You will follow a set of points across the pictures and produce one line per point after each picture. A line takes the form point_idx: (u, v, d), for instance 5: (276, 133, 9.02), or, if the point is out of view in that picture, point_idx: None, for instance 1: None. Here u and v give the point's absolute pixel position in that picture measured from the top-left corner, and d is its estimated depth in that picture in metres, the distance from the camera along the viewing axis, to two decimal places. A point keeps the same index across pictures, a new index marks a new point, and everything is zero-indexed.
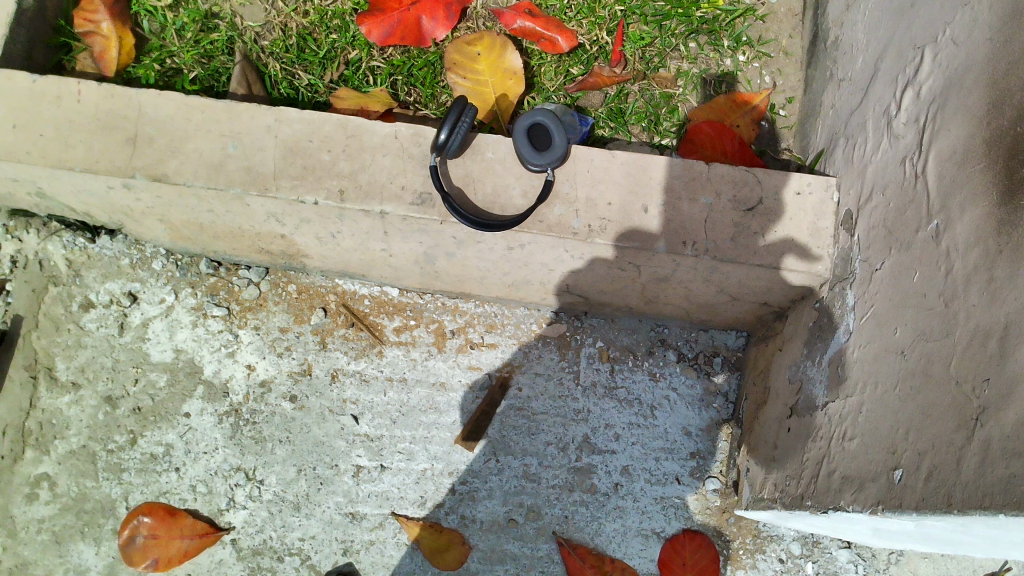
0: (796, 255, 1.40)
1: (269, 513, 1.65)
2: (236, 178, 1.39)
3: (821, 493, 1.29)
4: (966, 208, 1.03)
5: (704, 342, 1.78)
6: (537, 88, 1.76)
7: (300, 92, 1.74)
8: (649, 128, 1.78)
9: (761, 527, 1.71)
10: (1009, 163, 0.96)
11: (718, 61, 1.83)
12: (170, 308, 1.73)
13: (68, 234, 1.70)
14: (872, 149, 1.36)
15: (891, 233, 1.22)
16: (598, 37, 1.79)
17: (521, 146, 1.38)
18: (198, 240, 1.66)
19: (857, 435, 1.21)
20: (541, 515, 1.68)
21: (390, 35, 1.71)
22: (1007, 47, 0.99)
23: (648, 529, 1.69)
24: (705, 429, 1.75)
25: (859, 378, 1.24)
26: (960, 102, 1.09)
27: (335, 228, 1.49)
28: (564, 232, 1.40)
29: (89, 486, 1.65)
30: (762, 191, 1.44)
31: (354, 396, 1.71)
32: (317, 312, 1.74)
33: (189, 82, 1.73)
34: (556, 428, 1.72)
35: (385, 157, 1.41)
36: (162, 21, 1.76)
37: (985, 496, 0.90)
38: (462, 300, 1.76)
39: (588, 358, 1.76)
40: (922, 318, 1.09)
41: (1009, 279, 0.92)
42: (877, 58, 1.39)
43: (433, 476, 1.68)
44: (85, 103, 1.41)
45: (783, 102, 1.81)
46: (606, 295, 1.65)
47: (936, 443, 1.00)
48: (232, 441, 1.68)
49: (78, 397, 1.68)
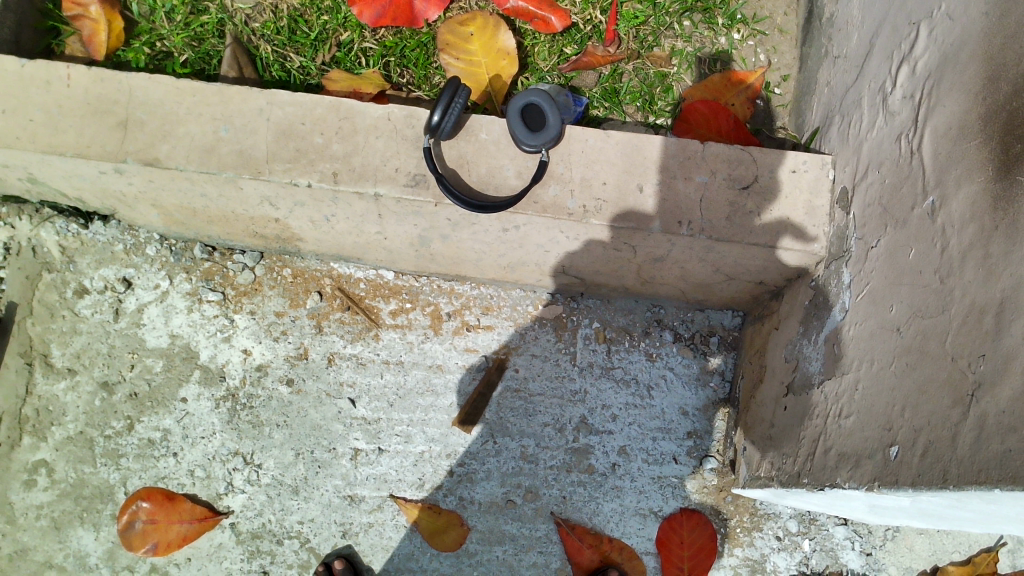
0: (792, 232, 1.40)
1: (268, 496, 1.66)
2: (228, 162, 1.38)
3: (817, 470, 1.30)
4: (962, 184, 1.03)
5: (700, 322, 1.78)
6: (531, 69, 1.76)
7: (292, 75, 1.73)
8: (643, 107, 1.77)
9: (758, 505, 1.72)
10: (1006, 138, 0.95)
11: (713, 39, 1.81)
12: (165, 294, 1.72)
13: (61, 220, 1.69)
14: (867, 125, 1.35)
15: (887, 211, 1.22)
16: (591, 16, 1.77)
17: (515, 127, 1.38)
18: (191, 225, 1.65)
19: (854, 413, 1.21)
20: (539, 496, 1.69)
21: (382, 17, 1.69)
22: (1002, 21, 0.99)
23: (645, 508, 1.70)
24: (702, 409, 1.75)
25: (855, 355, 1.24)
26: (956, 78, 1.08)
27: (329, 211, 1.48)
28: (559, 213, 1.39)
29: (87, 473, 1.65)
30: (757, 170, 1.43)
31: (350, 379, 1.71)
32: (313, 296, 1.73)
33: (180, 66, 1.72)
34: (553, 409, 1.72)
35: (378, 139, 1.40)
36: (151, 4, 1.73)
37: (981, 472, 0.90)
38: (458, 283, 1.76)
39: (585, 339, 1.76)
40: (918, 294, 1.09)
41: (1005, 254, 0.92)
42: (872, 34, 1.38)
43: (431, 458, 1.69)
44: (74, 87, 1.40)
45: (777, 80, 1.80)
46: (602, 276, 1.65)
47: (932, 419, 1.00)
48: (230, 425, 1.68)
49: (74, 383, 1.68)
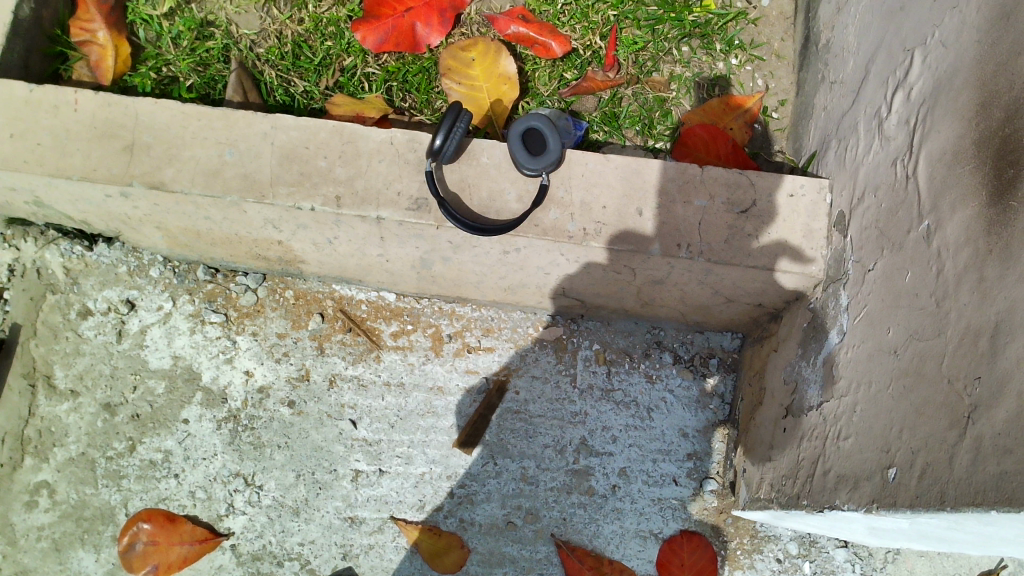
0: (790, 253, 1.41)
1: (269, 518, 1.66)
2: (233, 185, 1.40)
3: (816, 492, 1.31)
4: (957, 209, 1.04)
5: (699, 344, 1.79)
6: (532, 93, 1.77)
7: (295, 99, 1.75)
8: (642, 131, 1.78)
9: (758, 527, 1.72)
10: (999, 164, 0.97)
11: (712, 64, 1.84)
12: (168, 315, 1.73)
13: (65, 242, 1.70)
14: (864, 150, 1.37)
15: (883, 234, 1.23)
16: (591, 41, 1.80)
17: (516, 150, 1.40)
18: (196, 247, 1.66)
19: (852, 435, 1.22)
20: (539, 518, 1.69)
21: (385, 42, 1.71)
22: (994, 50, 1.01)
23: (646, 530, 1.70)
24: (701, 431, 1.75)
25: (853, 378, 1.25)
26: (949, 104, 1.10)
27: (332, 234, 1.50)
28: (559, 236, 1.41)
29: (89, 494, 1.65)
30: (755, 193, 1.45)
31: (352, 401, 1.72)
32: (315, 318, 1.74)
33: (186, 90, 1.74)
34: (554, 430, 1.73)
35: (381, 163, 1.42)
36: (157, 30, 1.76)
37: (977, 493, 0.91)
38: (459, 305, 1.77)
39: (585, 360, 1.77)
40: (914, 317, 1.10)
41: (999, 278, 0.93)
42: (867, 61, 1.41)
43: (432, 480, 1.69)
44: (81, 111, 1.42)
45: (775, 104, 1.82)
46: (602, 298, 1.66)
47: (929, 441, 1.01)
48: (231, 447, 1.69)
49: (77, 405, 1.69)
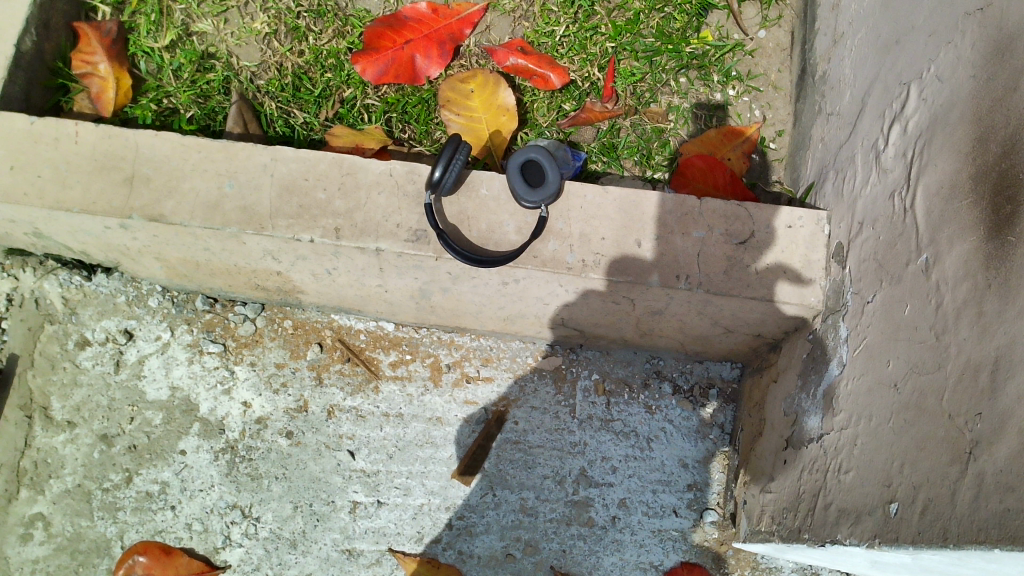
0: (790, 284, 1.41)
1: (266, 550, 1.65)
2: (232, 218, 1.40)
3: (818, 526, 1.30)
4: (955, 242, 1.04)
5: (699, 374, 1.79)
6: (530, 124, 1.78)
7: (295, 130, 1.76)
8: (641, 161, 1.79)
9: (760, 559, 1.71)
10: (996, 199, 0.97)
11: (709, 95, 1.85)
12: (166, 345, 1.73)
13: (64, 273, 1.71)
14: (861, 182, 1.37)
15: (882, 266, 1.23)
16: (589, 73, 1.82)
17: (515, 183, 1.40)
18: (195, 278, 1.66)
19: (853, 468, 1.21)
20: (539, 550, 1.67)
21: (384, 74, 1.72)
22: (990, 85, 1.01)
23: (646, 562, 1.69)
24: (701, 461, 1.75)
25: (853, 411, 1.24)
26: (946, 138, 1.11)
27: (331, 265, 1.50)
28: (558, 267, 1.41)
29: (84, 526, 1.64)
30: (753, 225, 1.45)
31: (350, 432, 1.71)
32: (314, 347, 1.74)
33: (186, 122, 1.75)
34: (553, 461, 1.72)
35: (380, 195, 1.42)
36: (159, 62, 1.78)
37: (980, 531, 0.90)
38: (457, 334, 1.77)
39: (584, 391, 1.76)
40: (914, 351, 1.10)
41: (998, 313, 0.93)
42: (864, 94, 1.42)
43: (430, 512, 1.68)
44: (81, 143, 1.43)
45: (772, 135, 1.83)
46: (601, 328, 1.66)
47: (931, 477, 1.00)
48: (228, 478, 1.67)
49: (73, 436, 1.68)
